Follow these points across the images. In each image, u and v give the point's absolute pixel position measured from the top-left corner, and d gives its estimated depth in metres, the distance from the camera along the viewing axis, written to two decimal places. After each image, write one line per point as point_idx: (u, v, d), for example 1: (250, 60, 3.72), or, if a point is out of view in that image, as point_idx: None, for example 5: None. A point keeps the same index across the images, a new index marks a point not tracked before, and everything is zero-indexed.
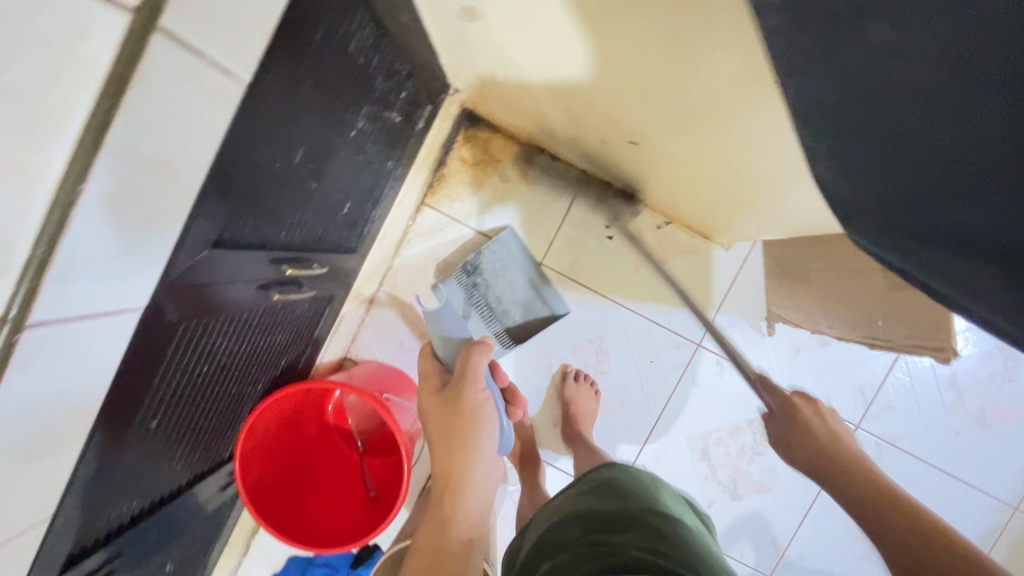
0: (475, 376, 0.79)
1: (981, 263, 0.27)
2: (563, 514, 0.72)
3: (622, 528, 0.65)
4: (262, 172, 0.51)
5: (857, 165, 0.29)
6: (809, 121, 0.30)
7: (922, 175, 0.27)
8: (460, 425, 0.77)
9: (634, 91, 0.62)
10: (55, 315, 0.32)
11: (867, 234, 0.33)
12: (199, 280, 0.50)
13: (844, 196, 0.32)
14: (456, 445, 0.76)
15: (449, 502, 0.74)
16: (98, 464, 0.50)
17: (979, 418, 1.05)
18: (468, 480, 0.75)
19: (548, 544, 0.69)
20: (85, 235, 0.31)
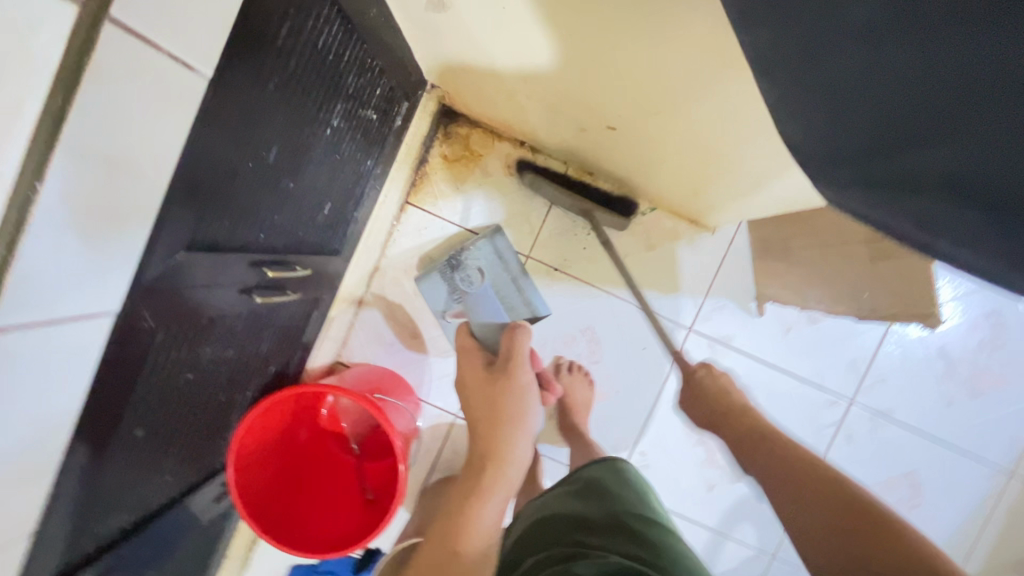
0: (522, 356, 0.81)
1: (959, 205, 0.26)
2: (548, 516, 0.73)
3: (608, 534, 0.66)
4: (235, 172, 0.50)
5: (823, 118, 0.30)
6: (776, 76, 0.31)
7: (876, 118, 0.27)
8: (505, 404, 0.76)
9: (608, 75, 0.62)
10: (19, 319, 0.31)
11: (837, 188, 0.33)
12: (175, 284, 0.49)
13: (818, 149, 0.32)
14: (503, 423, 0.74)
15: (489, 475, 0.71)
16: (82, 477, 0.49)
17: (970, 386, 1.06)
18: (512, 456, 0.73)
19: (531, 546, 0.70)
20: (46, 235, 0.30)
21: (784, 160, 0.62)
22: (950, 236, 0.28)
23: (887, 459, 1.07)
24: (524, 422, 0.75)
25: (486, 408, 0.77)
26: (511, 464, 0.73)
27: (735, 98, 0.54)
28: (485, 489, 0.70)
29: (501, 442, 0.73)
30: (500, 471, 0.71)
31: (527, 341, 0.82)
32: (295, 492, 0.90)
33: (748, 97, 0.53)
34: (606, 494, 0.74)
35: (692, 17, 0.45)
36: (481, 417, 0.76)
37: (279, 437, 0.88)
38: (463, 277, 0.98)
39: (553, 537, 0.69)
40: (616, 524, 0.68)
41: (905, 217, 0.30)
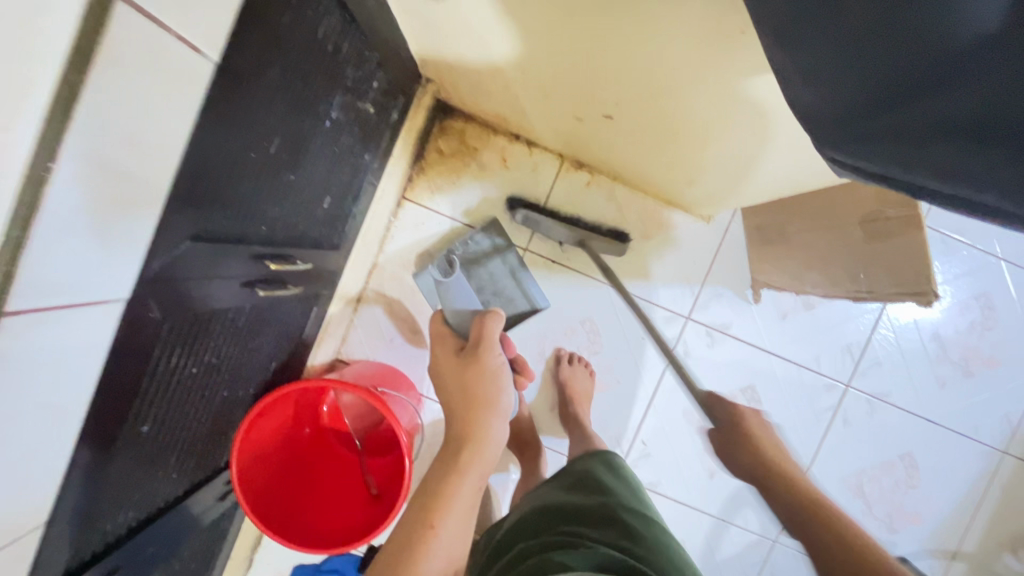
0: (492, 343, 0.75)
1: (980, 146, 0.25)
2: (540, 506, 0.71)
3: (600, 533, 0.63)
4: (238, 161, 0.50)
5: (837, 71, 0.29)
6: (785, 30, 0.30)
7: (894, 68, 0.27)
8: (480, 387, 0.72)
9: (604, 65, 0.62)
10: (33, 302, 0.31)
11: (839, 144, 0.31)
12: (180, 276, 0.49)
13: (826, 108, 0.31)
14: (479, 406, 0.71)
15: (466, 453, 0.69)
16: (89, 473, 0.48)
17: (962, 367, 1.08)
18: (489, 437, 0.70)
19: (522, 534, 0.69)
20: (60, 214, 0.30)
21: (780, 146, 0.63)
22: (961, 175, 0.26)
23: (884, 441, 1.09)
24: (500, 404, 0.72)
25: (457, 395, 0.72)
26: (487, 446, 0.70)
27: (730, 86, 0.55)
28: (462, 466, 0.68)
29: (477, 421, 0.70)
30: (475, 451, 0.69)
31: (496, 328, 0.75)
32: (299, 488, 0.89)
33: (742, 81, 0.53)
34: (601, 489, 0.72)
35: (683, 8, 0.46)
36: (455, 399, 0.73)
37: (281, 433, 0.88)
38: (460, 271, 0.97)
39: (543, 531, 0.66)
40: (608, 523, 0.65)
41: (916, 160, 0.28)
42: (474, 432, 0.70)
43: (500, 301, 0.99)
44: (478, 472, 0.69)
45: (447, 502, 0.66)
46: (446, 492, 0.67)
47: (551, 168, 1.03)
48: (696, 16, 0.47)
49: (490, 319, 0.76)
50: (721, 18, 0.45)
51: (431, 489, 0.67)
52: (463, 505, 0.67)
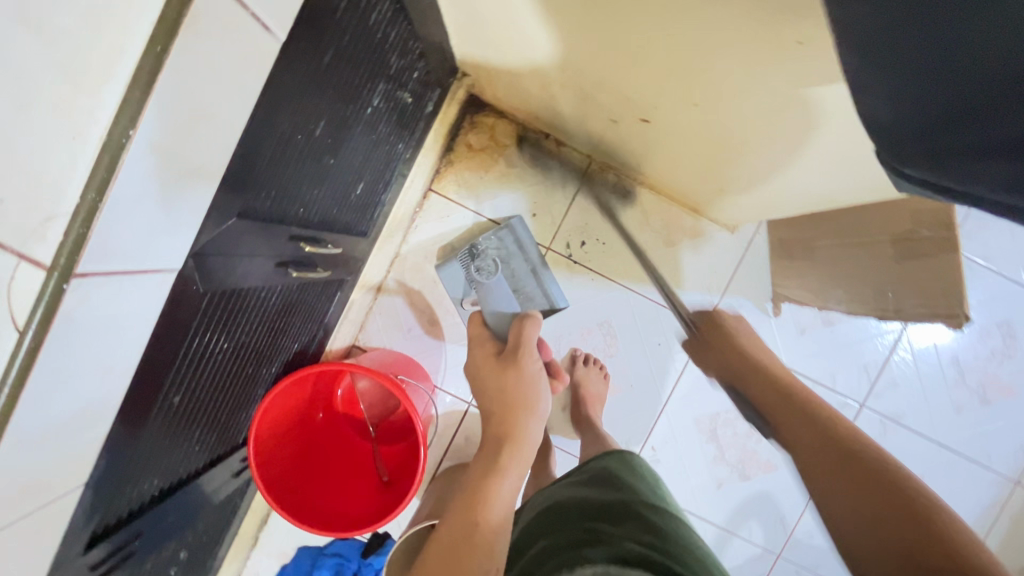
0: (529, 346, 0.83)
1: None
2: (559, 504, 0.72)
3: (620, 524, 0.64)
4: (286, 142, 0.51)
5: (904, 84, 0.28)
6: (850, 43, 0.29)
7: (953, 94, 0.27)
8: (519, 390, 0.78)
9: (647, 68, 0.62)
10: (100, 266, 0.31)
11: (915, 159, 0.32)
12: (224, 251, 0.50)
13: (888, 121, 0.31)
14: (518, 408, 0.76)
15: (506, 453, 0.73)
16: (123, 439, 0.50)
17: (979, 394, 1.07)
18: (525, 434, 0.76)
19: (541, 531, 0.69)
20: (133, 181, 0.31)
21: (814, 157, 0.63)
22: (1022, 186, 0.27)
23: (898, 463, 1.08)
24: (537, 407, 0.77)
25: (498, 395, 0.78)
26: (522, 444, 0.75)
27: (775, 100, 0.55)
28: (504, 464, 0.72)
29: (517, 421, 0.76)
30: (515, 449, 0.74)
31: (536, 332, 0.84)
32: (314, 469, 0.90)
33: (786, 94, 0.53)
34: (618, 485, 0.72)
35: (733, 21, 0.46)
36: (495, 402, 0.79)
37: (299, 414, 0.89)
38: (481, 267, 0.98)
39: (563, 525, 0.67)
40: (627, 515, 0.65)
41: (994, 176, 0.28)
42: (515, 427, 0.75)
43: (521, 300, 0.98)
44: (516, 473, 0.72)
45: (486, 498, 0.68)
46: (483, 487, 0.69)
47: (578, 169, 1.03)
48: (746, 28, 0.47)
49: (530, 323, 0.85)
50: (775, 34, 0.45)
51: (472, 487, 0.70)
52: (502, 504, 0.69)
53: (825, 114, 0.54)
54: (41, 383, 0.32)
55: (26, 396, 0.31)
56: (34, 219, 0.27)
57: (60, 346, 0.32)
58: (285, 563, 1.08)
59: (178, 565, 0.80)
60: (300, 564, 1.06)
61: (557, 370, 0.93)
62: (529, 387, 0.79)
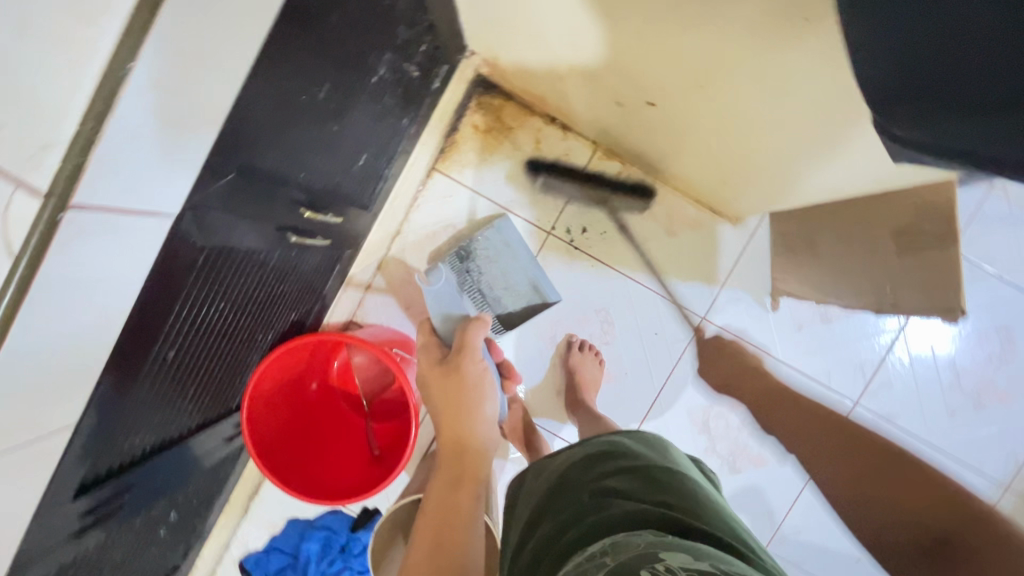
0: (474, 350, 0.81)
1: (997, 119, 0.25)
2: (563, 484, 0.69)
3: (623, 485, 0.63)
4: (289, 103, 0.51)
5: (890, 43, 0.28)
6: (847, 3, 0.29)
7: (931, 55, 0.26)
8: (464, 391, 0.80)
9: (653, 48, 0.62)
10: (97, 201, 0.32)
11: (898, 120, 0.31)
12: (225, 207, 0.50)
13: (877, 89, 0.31)
14: (464, 414, 0.79)
15: (462, 460, 0.77)
16: (115, 386, 0.50)
17: (974, 399, 1.07)
18: (476, 441, 0.79)
19: (543, 514, 0.67)
20: (132, 117, 0.31)
21: (819, 145, 0.63)
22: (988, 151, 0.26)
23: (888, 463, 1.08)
24: (483, 410, 0.81)
25: (444, 404, 0.81)
26: (479, 449, 0.79)
27: (782, 86, 0.55)
28: (457, 476, 0.75)
29: (466, 428, 0.79)
30: (472, 456, 0.78)
31: (478, 334, 0.81)
32: (306, 440, 0.91)
33: (791, 77, 0.53)
34: (618, 447, 0.72)
35: None
36: (444, 406, 0.81)
37: (293, 385, 0.89)
38: (472, 268, 1.01)
39: (570, 495, 0.66)
40: (631, 476, 0.65)
41: (986, 133, 0.26)
42: (463, 430, 0.79)
43: (509, 298, 1.03)
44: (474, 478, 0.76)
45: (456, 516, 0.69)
46: (450, 503, 0.71)
47: (583, 155, 1.03)
48: (756, 7, 0.46)
49: (474, 325, 0.82)
50: (781, 14, 0.46)
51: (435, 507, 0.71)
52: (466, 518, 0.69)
53: (833, 99, 0.54)
54: (36, 315, 0.32)
55: (16, 326, 0.31)
56: (32, 147, 0.28)
57: (54, 279, 0.32)
58: (274, 533, 1.10)
59: (169, 526, 0.82)
60: (289, 535, 1.08)
61: (509, 370, 1.00)
62: (477, 389, 0.82)
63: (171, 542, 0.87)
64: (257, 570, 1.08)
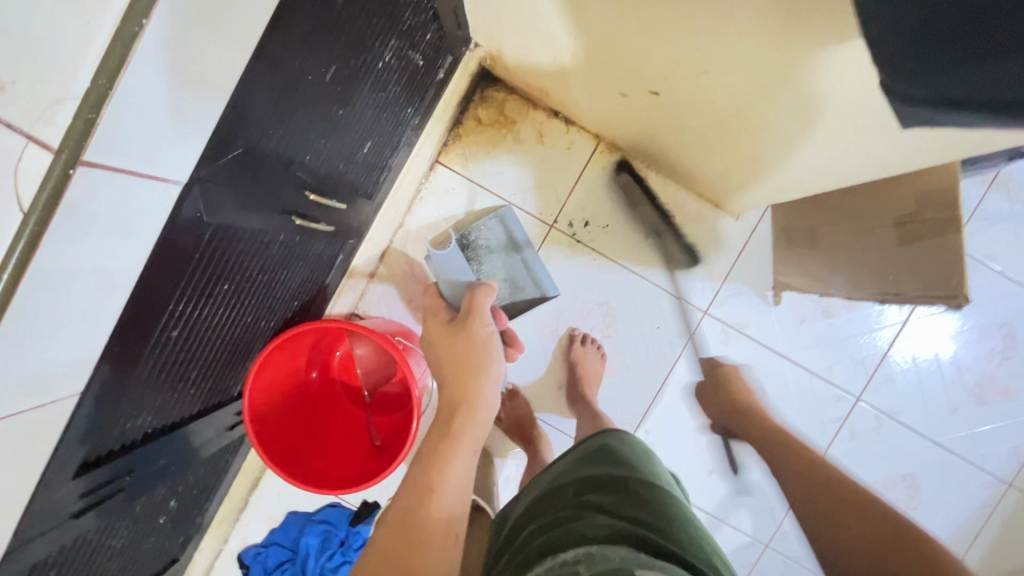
0: (482, 314, 0.84)
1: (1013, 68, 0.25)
2: (551, 491, 0.73)
3: (606, 498, 0.65)
4: (295, 80, 0.51)
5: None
6: None
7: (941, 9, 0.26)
8: (469, 351, 0.82)
9: (655, 35, 0.62)
10: (106, 160, 0.32)
11: (917, 79, 0.31)
12: (231, 183, 0.50)
13: (888, 47, 0.31)
14: (471, 374, 0.80)
15: (460, 417, 0.77)
16: (118, 363, 0.50)
17: (976, 394, 1.07)
18: (480, 401, 0.79)
19: (531, 518, 0.71)
20: (143, 76, 0.31)
21: (821, 131, 0.63)
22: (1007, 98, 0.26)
23: (891, 459, 1.08)
24: (489, 370, 0.81)
25: (450, 361, 0.81)
26: (480, 410, 0.78)
27: (783, 73, 0.56)
28: (456, 431, 0.75)
29: (470, 387, 0.79)
30: (470, 417, 0.77)
31: (488, 297, 0.85)
32: (306, 431, 0.91)
33: (794, 61, 0.53)
34: (606, 457, 0.74)
35: None
36: (448, 365, 0.82)
37: (293, 374, 0.89)
38: (473, 259, 1.00)
39: (554, 506, 0.69)
40: (615, 488, 0.67)
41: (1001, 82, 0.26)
42: (467, 390, 0.78)
43: (505, 287, 1.02)
44: (473, 435, 0.76)
45: (445, 467, 0.72)
46: (442, 452, 0.73)
47: (586, 149, 1.04)
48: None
49: (481, 290, 0.85)
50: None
51: (427, 456, 0.74)
52: (456, 465, 0.73)
53: (837, 82, 0.54)
54: (46, 272, 0.32)
55: (26, 285, 0.31)
56: (46, 102, 0.28)
57: (64, 238, 0.32)
58: (274, 526, 1.09)
59: (168, 514, 0.81)
60: (288, 528, 1.08)
61: (513, 339, 0.97)
62: (482, 350, 0.82)
63: (171, 532, 0.86)
64: (256, 565, 1.07)
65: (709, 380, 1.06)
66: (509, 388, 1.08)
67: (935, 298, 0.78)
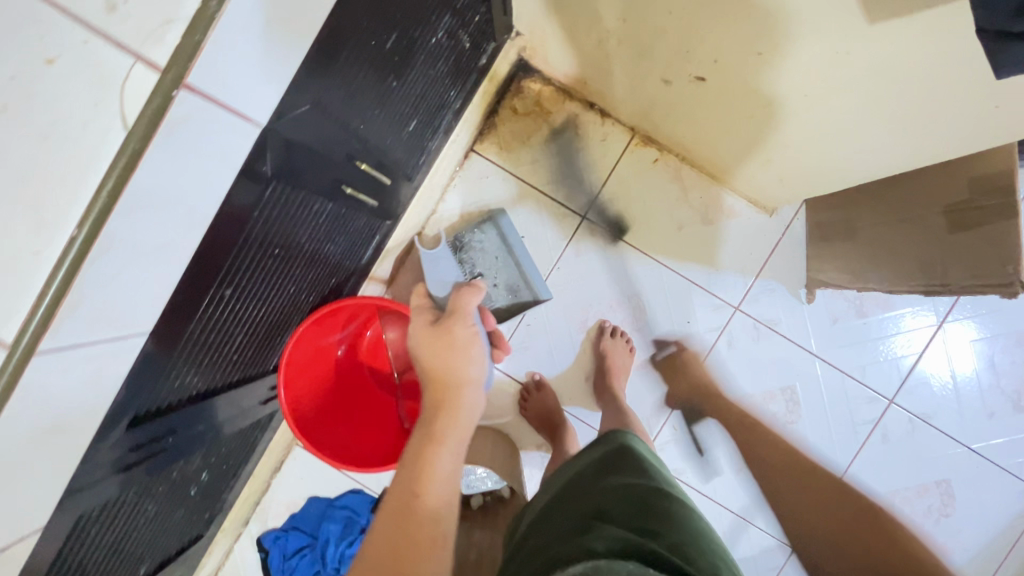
0: (465, 314, 0.70)
1: None
2: (560, 504, 0.67)
3: (622, 508, 0.59)
4: (359, 43, 0.52)
5: None
6: None
7: None
8: (451, 360, 0.66)
9: (703, 22, 0.63)
10: (205, 86, 0.36)
11: None
12: (296, 143, 0.51)
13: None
14: (450, 377, 0.66)
15: (440, 422, 0.63)
16: (175, 318, 0.51)
17: (1014, 400, 1.05)
18: (461, 403, 0.66)
19: (538, 529, 0.65)
20: (242, 8, 0.35)
21: (867, 113, 0.64)
22: None
23: (924, 463, 1.06)
24: (471, 370, 0.67)
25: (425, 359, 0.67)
26: (462, 412, 0.66)
27: (829, 54, 0.56)
28: (435, 434, 0.62)
29: (451, 393, 0.66)
30: (450, 420, 0.64)
31: (474, 299, 0.71)
32: (337, 411, 0.90)
33: (839, 41, 0.54)
34: (618, 468, 0.68)
35: None
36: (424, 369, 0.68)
37: (325, 353, 0.89)
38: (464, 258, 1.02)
39: (565, 514, 0.63)
40: (627, 497, 0.61)
41: None
42: (449, 391, 0.66)
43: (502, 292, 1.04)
44: (456, 439, 0.63)
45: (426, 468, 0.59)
46: (423, 458, 0.60)
47: (621, 141, 1.04)
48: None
49: (467, 289, 0.71)
50: None
51: (408, 459, 0.61)
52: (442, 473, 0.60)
53: (888, 63, 0.54)
54: (145, 186, 0.35)
55: (127, 195, 0.34)
56: (155, 22, 0.32)
57: (157, 158, 0.35)
58: (295, 511, 1.09)
59: (200, 486, 0.81)
60: (309, 513, 1.08)
61: (501, 341, 0.86)
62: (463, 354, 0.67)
63: (198, 508, 0.86)
64: (274, 549, 1.06)
65: (736, 374, 1.06)
66: (536, 379, 1.07)
67: (987, 287, 0.75)
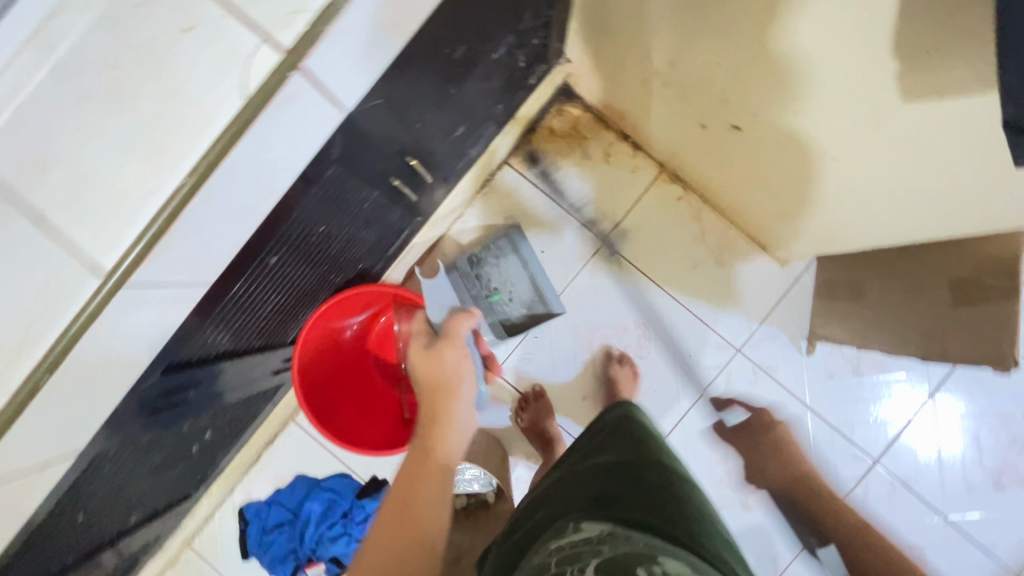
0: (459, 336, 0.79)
1: None
2: (564, 475, 0.70)
3: (624, 479, 0.62)
4: (432, 51, 0.56)
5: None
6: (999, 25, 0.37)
7: None
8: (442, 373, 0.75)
9: (748, 77, 0.67)
10: (316, 72, 0.40)
11: None
12: (361, 133, 0.55)
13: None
14: (444, 394, 0.74)
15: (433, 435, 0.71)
16: (223, 279, 0.54)
17: (993, 479, 1.07)
18: (454, 419, 0.73)
19: (543, 499, 0.68)
20: (361, 9, 0.39)
21: (890, 182, 0.68)
22: None
23: (900, 527, 1.08)
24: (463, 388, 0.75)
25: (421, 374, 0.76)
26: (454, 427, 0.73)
27: (862, 123, 0.61)
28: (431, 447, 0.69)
29: (443, 403, 0.73)
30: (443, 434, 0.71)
31: (469, 325, 0.80)
32: (341, 394, 0.93)
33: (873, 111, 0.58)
34: (621, 441, 0.71)
35: (838, 34, 0.52)
36: (424, 384, 0.75)
37: (339, 335, 0.92)
38: (480, 274, 1.04)
39: (568, 488, 0.66)
40: (631, 469, 0.64)
41: None
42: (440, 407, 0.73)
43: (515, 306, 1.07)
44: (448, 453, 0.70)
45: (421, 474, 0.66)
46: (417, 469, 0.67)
47: (649, 175, 1.08)
48: (852, 54, 0.52)
49: (464, 315, 0.80)
50: (876, 50, 0.50)
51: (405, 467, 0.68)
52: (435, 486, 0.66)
53: (918, 140, 0.58)
54: (244, 154, 0.40)
55: (230, 159, 0.39)
56: (286, 10, 0.36)
57: (264, 128, 0.39)
58: (280, 486, 1.10)
59: (201, 446, 0.83)
60: (294, 490, 1.09)
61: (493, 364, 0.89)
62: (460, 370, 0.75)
63: (194, 467, 0.88)
64: (255, 521, 1.08)
65: (728, 414, 1.09)
66: (535, 390, 1.09)
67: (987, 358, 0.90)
